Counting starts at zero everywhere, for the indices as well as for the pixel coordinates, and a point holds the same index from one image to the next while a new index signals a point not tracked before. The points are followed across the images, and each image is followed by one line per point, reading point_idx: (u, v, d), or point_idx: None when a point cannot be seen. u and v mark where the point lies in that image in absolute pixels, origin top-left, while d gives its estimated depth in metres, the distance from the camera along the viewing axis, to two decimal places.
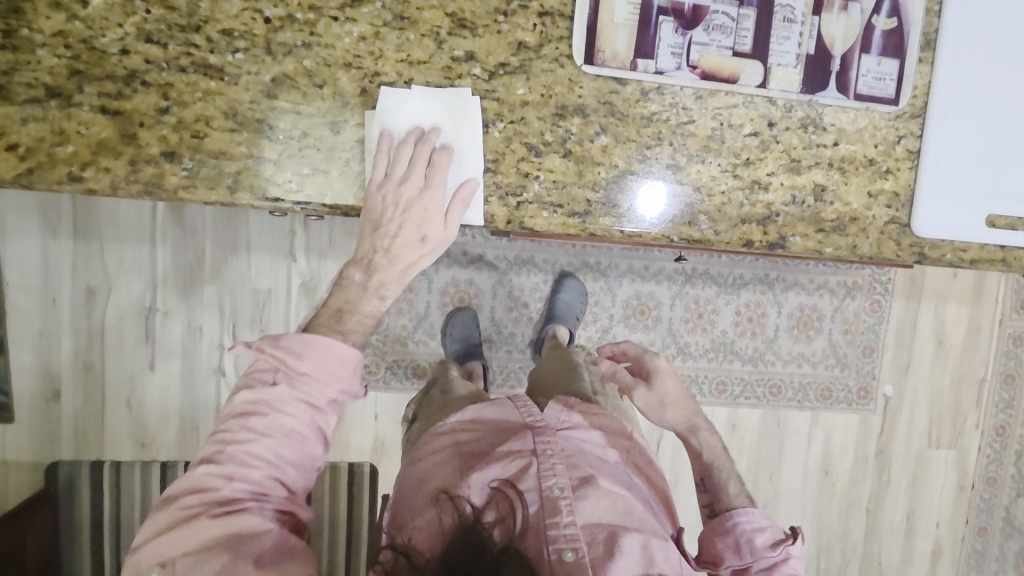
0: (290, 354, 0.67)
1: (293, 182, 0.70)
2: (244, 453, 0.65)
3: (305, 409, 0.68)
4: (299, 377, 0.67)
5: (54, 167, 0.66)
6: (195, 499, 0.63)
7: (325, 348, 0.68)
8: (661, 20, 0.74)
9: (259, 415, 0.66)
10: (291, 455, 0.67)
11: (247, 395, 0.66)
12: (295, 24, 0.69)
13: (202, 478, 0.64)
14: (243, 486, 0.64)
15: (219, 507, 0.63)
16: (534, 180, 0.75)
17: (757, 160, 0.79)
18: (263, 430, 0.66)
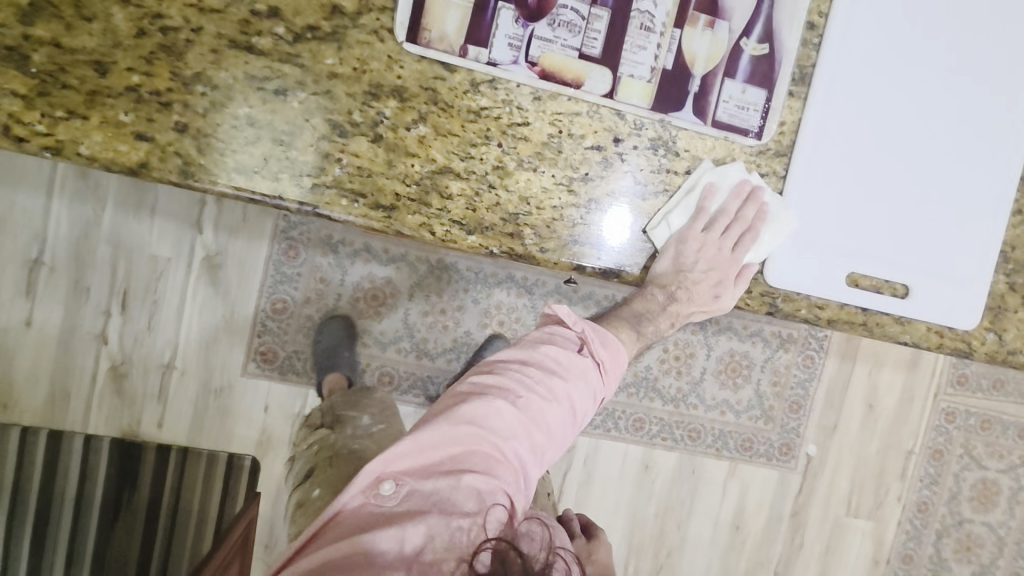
0: (598, 341, 0.79)
1: (43, 123, 0.61)
2: (538, 407, 0.74)
3: (583, 374, 0.77)
4: (597, 361, 0.79)
5: None
6: (459, 434, 0.69)
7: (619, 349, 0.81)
8: (499, 7, 0.66)
9: (550, 379, 0.75)
10: (555, 426, 0.75)
11: (547, 352, 0.77)
12: None
13: (494, 409, 0.71)
14: (514, 440, 0.71)
15: (494, 453, 0.69)
16: (335, 163, 0.66)
17: (598, 177, 0.71)
18: (556, 397, 0.75)
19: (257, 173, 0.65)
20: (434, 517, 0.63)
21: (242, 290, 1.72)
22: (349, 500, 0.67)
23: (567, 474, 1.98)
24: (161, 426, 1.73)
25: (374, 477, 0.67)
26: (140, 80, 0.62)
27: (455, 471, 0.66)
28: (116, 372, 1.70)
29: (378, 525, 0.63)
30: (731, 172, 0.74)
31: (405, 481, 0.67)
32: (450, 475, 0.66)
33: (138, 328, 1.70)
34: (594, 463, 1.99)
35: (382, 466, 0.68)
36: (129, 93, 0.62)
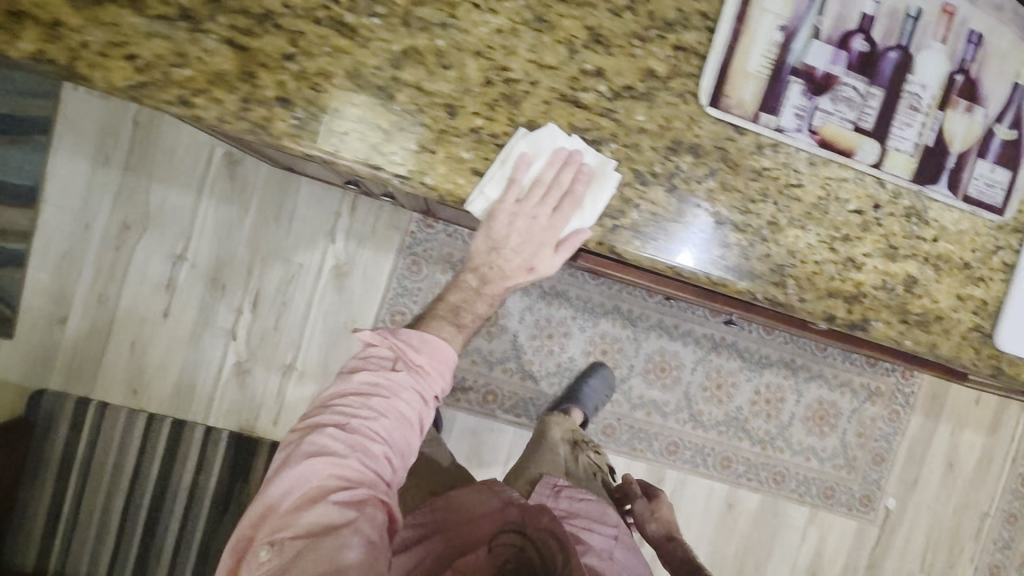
0: (409, 347, 0.82)
1: (398, 155, 0.69)
2: (362, 429, 0.78)
3: (388, 382, 0.80)
4: (415, 368, 0.82)
5: (166, 88, 0.64)
6: (308, 471, 0.73)
7: (444, 350, 0.83)
8: (791, 80, 0.73)
9: (378, 400, 0.79)
10: (396, 437, 0.80)
11: (367, 376, 0.80)
12: (437, 3, 0.68)
13: (323, 445, 0.75)
14: (361, 458, 0.76)
15: (340, 476, 0.74)
16: (634, 208, 0.73)
17: (856, 238, 0.78)
18: (378, 411, 0.79)
19: (566, 212, 0.72)
20: (351, 547, 0.70)
21: (365, 298, 1.80)
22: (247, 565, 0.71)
23: (654, 507, 2.00)
24: (277, 423, 1.79)
25: (260, 537, 0.72)
26: (482, 123, 0.70)
27: (303, 507, 0.72)
28: (240, 368, 1.77)
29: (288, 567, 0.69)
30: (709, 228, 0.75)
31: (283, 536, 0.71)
32: (331, 511, 0.72)
33: (265, 326, 1.78)
34: (680, 498, 2.02)
35: (265, 526, 0.72)
36: (471, 134, 0.70)
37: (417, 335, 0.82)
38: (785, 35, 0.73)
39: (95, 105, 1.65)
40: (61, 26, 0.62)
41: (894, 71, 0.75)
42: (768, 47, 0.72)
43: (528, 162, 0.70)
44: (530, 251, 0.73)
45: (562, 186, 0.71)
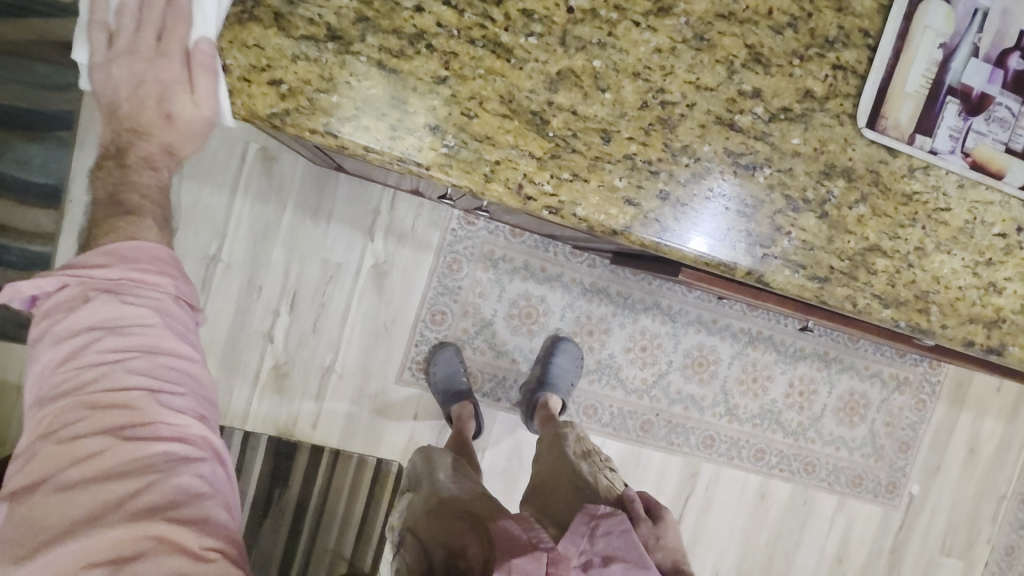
0: (115, 270, 0.59)
1: (550, 184, 0.64)
2: (126, 392, 0.55)
3: (152, 309, 0.58)
4: (134, 284, 0.59)
5: (312, 115, 0.58)
6: (74, 486, 0.51)
7: (145, 251, 0.61)
8: (949, 100, 0.70)
9: (98, 366, 0.55)
10: (186, 374, 0.60)
11: (89, 330, 0.56)
12: (596, 20, 0.64)
13: (72, 451, 0.52)
14: (146, 425, 0.55)
15: (117, 472, 0.52)
16: (786, 235, 0.70)
17: (998, 262, 0.76)
18: (139, 362, 0.57)
19: (718, 241, 0.68)
20: (168, 558, 0.50)
21: (405, 299, 1.75)
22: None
23: (691, 499, 2.04)
24: (316, 426, 1.74)
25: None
26: (636, 149, 0.66)
27: (81, 531, 0.50)
28: (279, 371, 1.71)
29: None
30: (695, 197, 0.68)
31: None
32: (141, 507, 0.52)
33: (303, 329, 1.72)
34: (715, 489, 2.06)
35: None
36: (626, 160, 0.66)
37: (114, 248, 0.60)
38: (945, 52, 0.69)
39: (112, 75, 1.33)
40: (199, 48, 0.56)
41: None
42: (928, 66, 0.69)
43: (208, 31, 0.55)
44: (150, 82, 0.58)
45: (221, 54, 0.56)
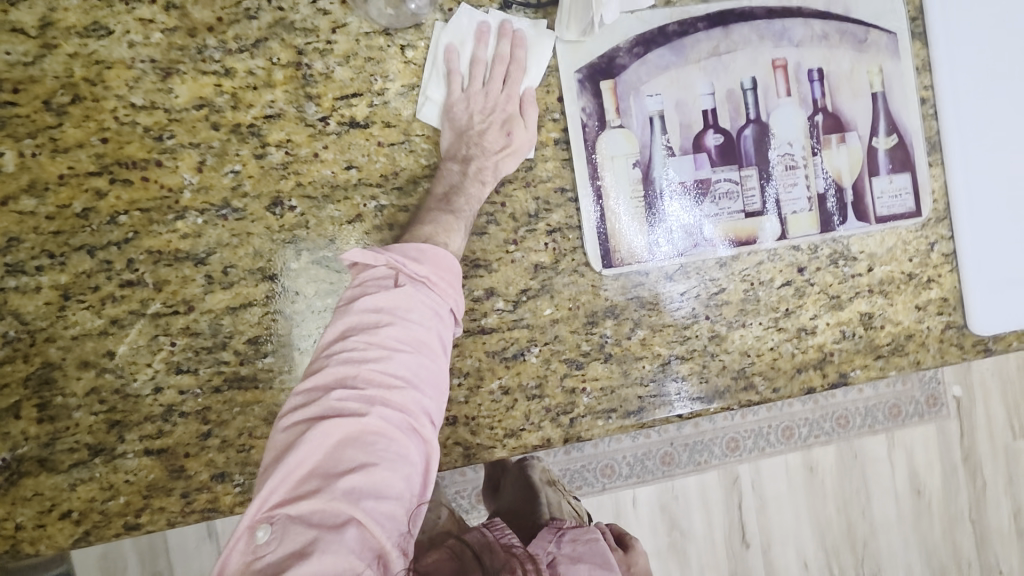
0: (407, 259, 0.62)
1: None
2: (378, 375, 0.56)
3: (436, 314, 0.61)
4: (423, 282, 0.62)
5: (110, 523, 0.64)
6: (316, 438, 0.53)
7: (439, 257, 0.63)
8: (667, 207, 0.73)
9: (370, 334, 0.58)
10: (424, 377, 0.58)
11: (375, 307, 0.59)
12: (317, 312, 0.68)
13: (332, 405, 0.55)
14: (389, 414, 0.55)
15: (354, 436, 0.54)
16: (582, 393, 0.73)
17: (796, 307, 0.77)
18: (397, 346, 0.58)
19: (523, 430, 0.72)
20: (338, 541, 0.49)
21: None
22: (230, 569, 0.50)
23: (744, 507, 1.97)
24: None
25: (248, 525, 0.51)
26: None
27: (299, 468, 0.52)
28: None
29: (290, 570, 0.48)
30: (462, 20, 0.71)
31: (286, 519, 0.51)
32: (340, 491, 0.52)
33: None
34: (762, 486, 1.99)
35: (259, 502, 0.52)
36: None
37: (427, 256, 0.63)
38: (642, 168, 0.73)
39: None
40: None
41: (756, 146, 0.75)
42: (631, 189, 0.73)
43: (456, 50, 0.71)
44: (488, 109, 0.71)
45: (505, 57, 0.71)
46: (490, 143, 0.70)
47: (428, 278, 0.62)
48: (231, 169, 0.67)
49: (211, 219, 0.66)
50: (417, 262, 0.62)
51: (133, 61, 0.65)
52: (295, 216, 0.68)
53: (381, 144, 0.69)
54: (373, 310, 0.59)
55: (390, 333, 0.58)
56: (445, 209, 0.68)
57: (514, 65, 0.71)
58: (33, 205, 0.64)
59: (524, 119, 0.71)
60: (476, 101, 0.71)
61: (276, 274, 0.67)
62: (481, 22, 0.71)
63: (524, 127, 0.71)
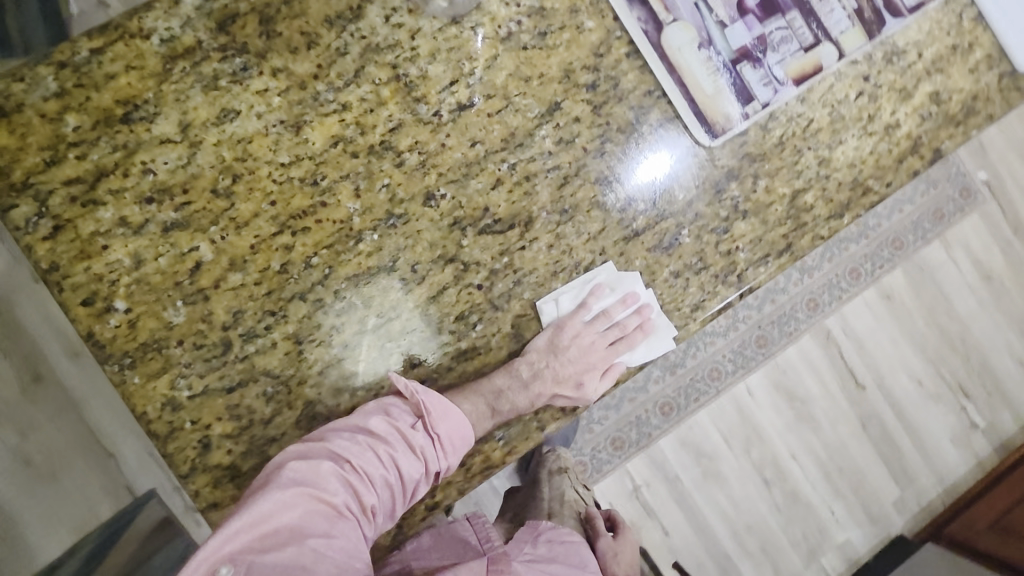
0: (432, 410, 0.69)
1: None
2: (365, 478, 0.67)
3: (430, 453, 0.69)
4: (435, 438, 0.69)
5: (413, 510, 0.75)
6: (295, 500, 0.64)
7: (460, 423, 0.69)
8: (741, 69, 0.82)
9: (374, 436, 0.68)
10: (393, 500, 0.69)
11: (386, 421, 0.69)
12: (501, 272, 0.77)
13: (320, 477, 0.65)
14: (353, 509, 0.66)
15: (326, 516, 0.65)
16: (737, 251, 0.82)
17: (877, 111, 0.86)
18: (389, 465, 0.68)
19: (705, 300, 0.80)
20: None
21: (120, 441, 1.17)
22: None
23: (845, 356, 2.02)
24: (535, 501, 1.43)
25: (214, 556, 0.60)
26: None
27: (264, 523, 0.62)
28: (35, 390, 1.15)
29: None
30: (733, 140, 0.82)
31: (247, 560, 0.61)
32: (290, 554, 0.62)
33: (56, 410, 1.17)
34: (852, 328, 2.03)
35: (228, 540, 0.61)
36: None
37: (446, 410, 0.69)
38: (707, 47, 0.82)
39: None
40: None
41: None
42: (705, 66, 0.82)
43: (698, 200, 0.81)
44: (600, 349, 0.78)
45: (628, 328, 0.78)
46: (569, 378, 0.75)
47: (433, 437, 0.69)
48: (382, 184, 0.75)
49: (384, 231, 0.75)
50: (437, 414, 0.69)
51: (267, 127, 0.73)
52: (448, 202, 0.76)
53: (491, 115, 0.77)
54: (379, 430, 0.68)
55: (387, 452, 0.68)
56: (549, 351, 0.76)
57: (630, 337, 0.78)
58: (240, 278, 0.72)
59: (602, 376, 0.78)
60: (582, 334, 0.77)
61: (456, 256, 0.76)
62: (633, 289, 0.79)
63: (597, 383, 0.77)
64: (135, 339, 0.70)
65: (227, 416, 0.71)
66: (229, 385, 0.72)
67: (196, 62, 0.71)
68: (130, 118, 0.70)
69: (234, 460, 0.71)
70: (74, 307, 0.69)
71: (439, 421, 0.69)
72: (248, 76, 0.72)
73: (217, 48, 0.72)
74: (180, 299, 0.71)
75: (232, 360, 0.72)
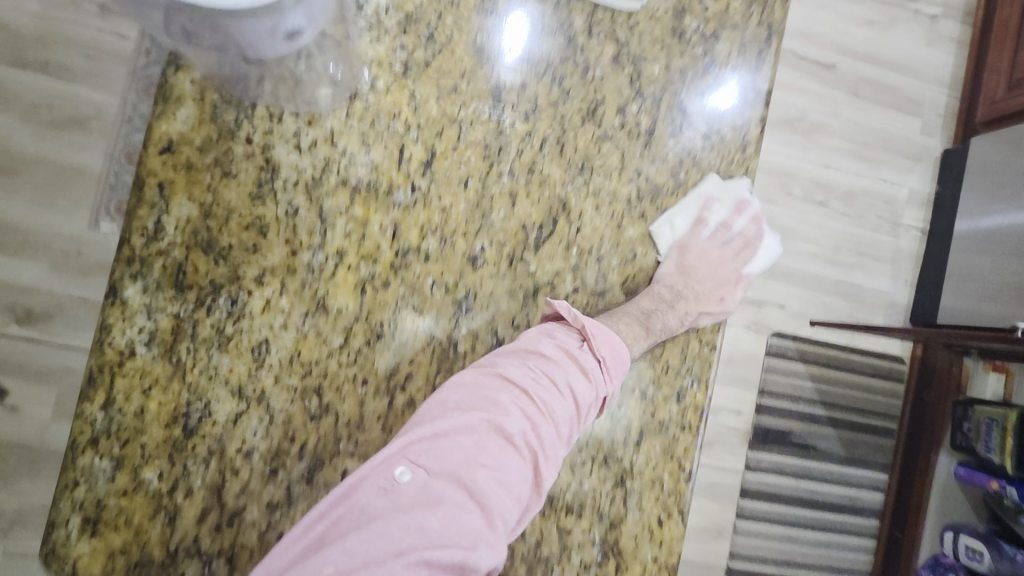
0: (599, 329, 0.67)
1: None
2: (541, 402, 0.62)
3: (600, 370, 0.65)
4: (598, 363, 0.65)
5: (682, 491, 0.75)
6: (475, 413, 0.60)
7: (616, 344, 0.67)
8: None
9: (537, 354, 0.65)
10: (569, 428, 0.63)
11: (555, 345, 0.66)
12: (579, 262, 0.74)
13: (496, 395, 0.62)
14: (523, 438, 0.60)
15: (506, 439, 0.60)
16: (735, 70, 0.77)
17: None
18: (566, 387, 0.63)
19: (745, 133, 0.77)
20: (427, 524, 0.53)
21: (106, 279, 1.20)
22: (347, 503, 0.55)
23: None
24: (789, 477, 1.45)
25: (396, 460, 0.57)
26: None
27: (439, 441, 0.58)
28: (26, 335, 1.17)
29: (399, 517, 0.53)
30: None
31: (428, 470, 0.56)
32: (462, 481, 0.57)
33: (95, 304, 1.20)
34: None
35: (410, 446, 0.58)
36: None
37: (605, 329, 0.67)
38: None
39: None
40: None
41: None
42: None
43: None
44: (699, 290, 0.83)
45: (732, 219, 0.83)
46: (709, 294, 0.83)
47: (593, 358, 0.65)
48: (430, 283, 0.71)
49: (466, 318, 0.72)
50: (597, 325, 0.68)
51: (300, 329, 0.68)
52: (491, 249, 0.72)
53: (455, 148, 0.72)
54: (544, 354, 0.65)
55: (558, 366, 0.64)
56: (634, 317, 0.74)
57: (704, 218, 0.80)
58: None
59: (737, 286, 0.88)
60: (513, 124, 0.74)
61: (537, 285, 0.73)
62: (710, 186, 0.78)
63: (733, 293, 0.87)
64: None
65: None
66: None
67: (193, 333, 0.66)
68: (193, 427, 0.65)
69: None
70: None
71: (591, 329, 0.67)
72: (243, 305, 0.67)
73: (195, 307, 0.66)
74: None
75: None
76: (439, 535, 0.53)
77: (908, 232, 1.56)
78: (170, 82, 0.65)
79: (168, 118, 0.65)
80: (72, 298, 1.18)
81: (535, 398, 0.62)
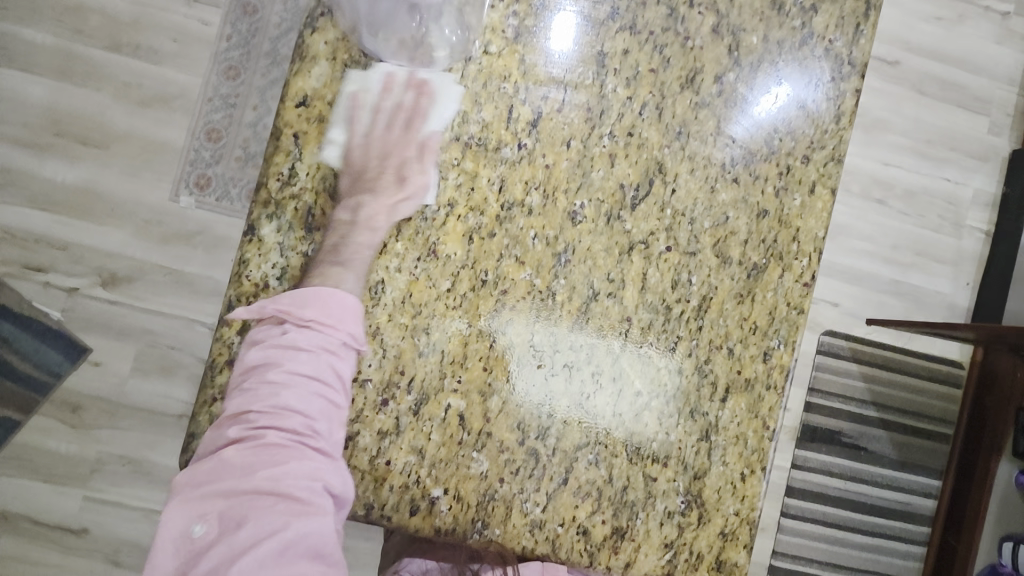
0: (291, 308, 0.67)
1: (803, 258, 0.79)
2: (270, 408, 0.64)
3: (330, 350, 0.67)
4: (312, 325, 0.67)
5: (763, 446, 0.78)
6: (221, 457, 0.63)
7: (334, 298, 0.67)
8: None
9: (251, 368, 0.66)
10: (314, 407, 0.65)
11: (258, 349, 0.66)
12: (672, 224, 0.77)
13: (235, 426, 0.64)
14: (284, 436, 0.64)
15: (261, 450, 0.63)
16: (831, 44, 0.79)
17: None
18: (283, 381, 0.65)
19: (839, 105, 0.79)
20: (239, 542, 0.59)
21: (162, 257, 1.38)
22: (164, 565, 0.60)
23: None
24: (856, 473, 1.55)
25: (184, 519, 0.61)
26: (771, 187, 0.79)
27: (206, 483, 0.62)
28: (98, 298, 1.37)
29: (215, 552, 0.59)
30: None
31: (217, 514, 0.61)
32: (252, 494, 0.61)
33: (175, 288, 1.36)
34: None
35: (187, 506, 0.61)
36: (778, 194, 0.79)
37: (321, 294, 0.67)
38: None
39: (85, 169, 1.35)
40: (728, 530, 0.77)
41: None
42: None
43: None
44: (375, 161, 0.73)
45: (410, 104, 0.74)
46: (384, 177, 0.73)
47: (320, 336, 0.67)
48: (532, 237, 0.76)
49: (564, 271, 0.76)
50: (301, 308, 0.67)
51: (412, 273, 0.74)
52: (589, 206, 0.76)
53: (560, 111, 0.76)
54: (255, 359, 0.66)
55: (277, 366, 0.65)
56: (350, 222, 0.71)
57: (418, 109, 0.74)
58: (498, 399, 0.74)
59: (421, 161, 0.74)
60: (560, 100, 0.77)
61: (632, 243, 0.77)
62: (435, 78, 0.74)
63: (419, 172, 0.74)
64: (470, 506, 0.73)
65: (580, 502, 0.75)
66: (560, 478, 0.75)
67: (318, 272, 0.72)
68: None
69: (613, 524, 0.75)
70: (409, 520, 0.72)
71: (318, 303, 0.67)
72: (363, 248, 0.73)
73: (321, 248, 0.72)
74: (472, 450, 0.73)
75: (547, 458, 0.75)
76: (255, 546, 0.59)
77: (972, 233, 1.57)
78: (305, 42, 0.71)
79: (305, 74, 0.71)
80: (152, 263, 1.36)
81: (269, 406, 0.64)
